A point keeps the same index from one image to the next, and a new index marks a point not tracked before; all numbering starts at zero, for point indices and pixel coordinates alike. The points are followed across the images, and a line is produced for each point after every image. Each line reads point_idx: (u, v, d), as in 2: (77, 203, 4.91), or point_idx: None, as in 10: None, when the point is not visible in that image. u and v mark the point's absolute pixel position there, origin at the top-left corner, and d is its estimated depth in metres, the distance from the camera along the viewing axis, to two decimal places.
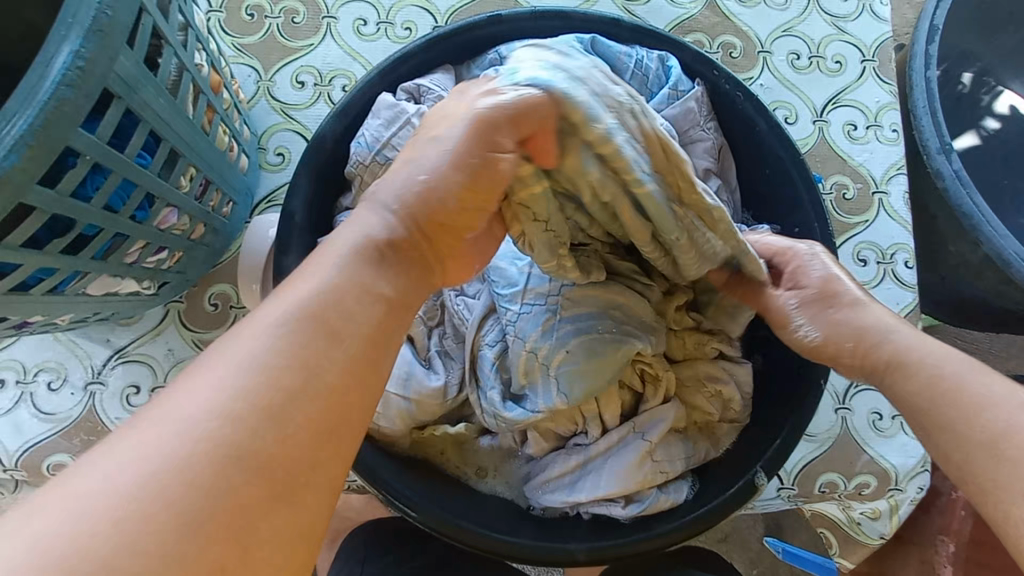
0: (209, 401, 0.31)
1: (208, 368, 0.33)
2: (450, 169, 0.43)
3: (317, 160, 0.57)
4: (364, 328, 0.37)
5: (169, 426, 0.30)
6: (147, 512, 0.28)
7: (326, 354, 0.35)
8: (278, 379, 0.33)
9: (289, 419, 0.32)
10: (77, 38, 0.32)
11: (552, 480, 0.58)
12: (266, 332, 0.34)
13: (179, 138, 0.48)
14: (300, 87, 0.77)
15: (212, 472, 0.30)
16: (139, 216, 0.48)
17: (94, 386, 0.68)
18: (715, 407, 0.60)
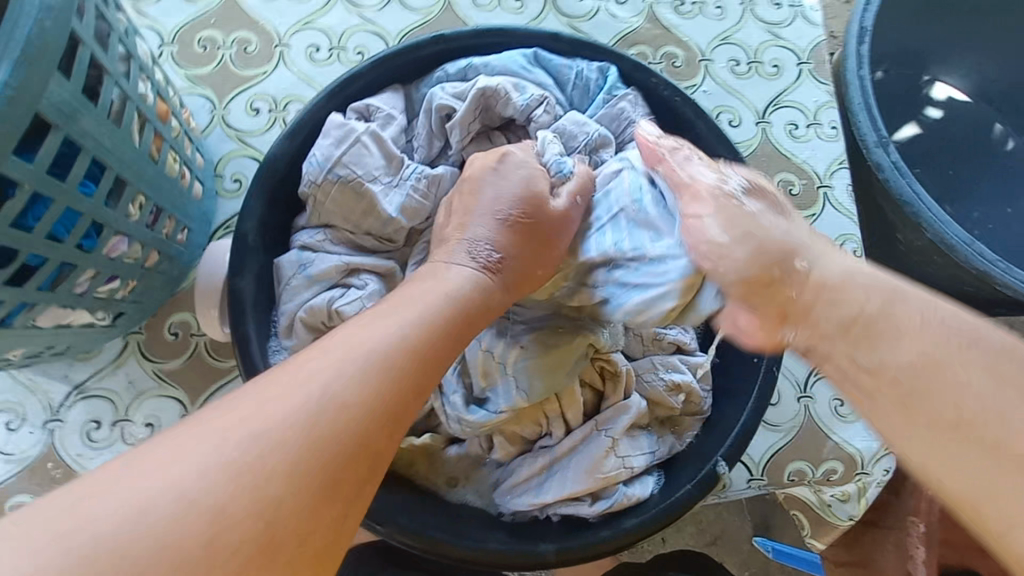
0: (254, 428, 0.31)
1: (289, 378, 0.34)
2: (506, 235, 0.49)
3: (269, 182, 0.58)
4: (402, 369, 0.37)
5: (243, 425, 0.32)
6: (206, 507, 0.29)
7: (366, 393, 0.35)
8: (342, 407, 0.34)
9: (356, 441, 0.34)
10: (8, 69, 0.33)
11: (521, 484, 0.58)
12: (361, 352, 0.36)
13: (124, 166, 0.48)
14: (255, 114, 0.78)
15: (233, 500, 0.29)
16: (87, 245, 0.48)
17: (54, 424, 0.67)
18: (676, 401, 0.61)
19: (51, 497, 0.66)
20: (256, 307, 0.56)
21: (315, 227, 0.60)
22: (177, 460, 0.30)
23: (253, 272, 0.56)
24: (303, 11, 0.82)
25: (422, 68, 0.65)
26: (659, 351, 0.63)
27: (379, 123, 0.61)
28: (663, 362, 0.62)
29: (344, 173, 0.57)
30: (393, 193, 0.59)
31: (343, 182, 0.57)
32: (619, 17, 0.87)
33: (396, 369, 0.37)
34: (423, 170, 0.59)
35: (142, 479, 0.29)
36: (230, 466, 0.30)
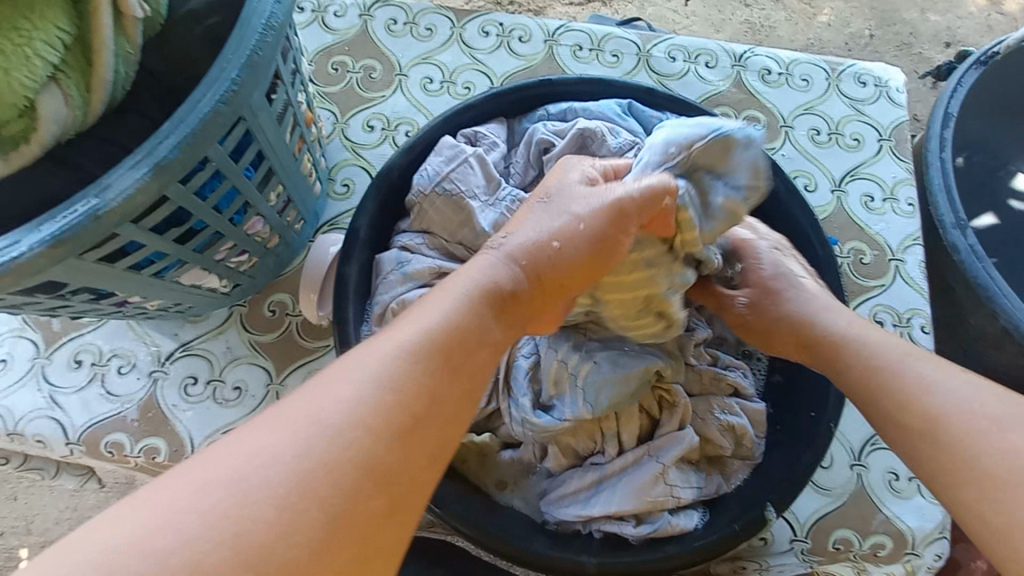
0: (329, 421, 0.36)
1: (306, 407, 0.37)
2: (579, 240, 0.50)
3: (384, 188, 0.66)
4: (460, 372, 0.42)
5: (314, 415, 0.36)
6: (284, 490, 0.34)
7: (426, 392, 0.39)
8: (398, 403, 0.38)
9: (360, 482, 0.35)
10: (235, 69, 0.40)
11: (568, 495, 0.61)
12: (361, 384, 0.38)
13: (276, 158, 0.57)
14: (370, 130, 0.89)
15: (319, 486, 0.34)
16: (236, 219, 0.57)
17: (158, 374, 0.75)
18: (728, 441, 0.63)
19: (143, 438, 0.73)
20: (358, 294, 0.63)
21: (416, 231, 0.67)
22: (231, 473, 0.34)
23: (358, 262, 0.64)
24: (425, 47, 0.93)
25: (528, 104, 0.73)
26: (717, 389, 0.65)
27: (485, 147, 0.69)
28: (721, 400, 0.64)
29: (451, 187, 0.65)
30: (488, 210, 0.66)
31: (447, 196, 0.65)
32: (707, 79, 0.93)
33: (427, 385, 0.39)
34: (519, 195, 0.66)
35: (230, 464, 0.34)
36: (305, 454, 0.35)
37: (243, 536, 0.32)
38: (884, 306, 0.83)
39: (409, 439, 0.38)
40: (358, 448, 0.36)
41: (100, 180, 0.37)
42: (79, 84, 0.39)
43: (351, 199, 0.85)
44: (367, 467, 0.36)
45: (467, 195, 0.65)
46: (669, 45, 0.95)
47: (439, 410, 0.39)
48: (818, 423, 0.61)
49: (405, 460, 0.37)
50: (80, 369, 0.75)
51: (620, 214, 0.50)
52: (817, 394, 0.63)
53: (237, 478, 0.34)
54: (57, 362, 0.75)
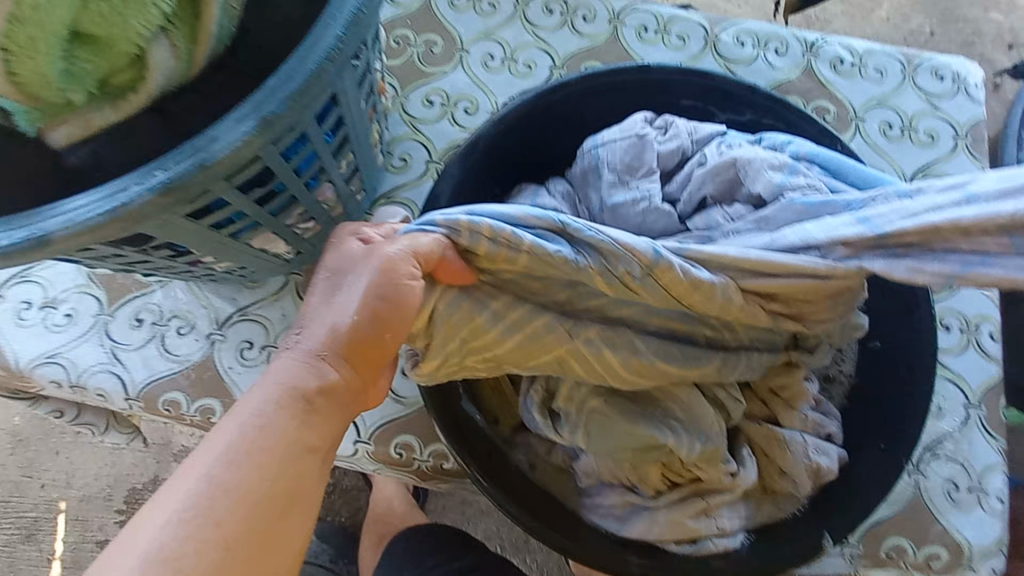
0: (157, 547, 0.42)
1: (135, 534, 0.43)
2: (360, 316, 0.49)
3: (469, 158, 0.66)
4: (280, 469, 0.46)
5: (145, 541, 0.42)
6: None
7: (244, 495, 0.45)
8: (212, 518, 0.43)
9: (216, 560, 0.43)
10: (340, 26, 0.39)
11: (607, 507, 0.60)
12: (175, 509, 0.43)
13: (351, 123, 0.57)
14: (429, 105, 0.88)
15: None
16: (310, 184, 0.57)
17: (215, 337, 0.77)
18: (801, 485, 0.58)
19: (200, 399, 0.74)
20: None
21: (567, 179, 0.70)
22: None
23: None
24: (487, 23, 0.92)
25: (618, 90, 0.71)
26: (812, 433, 0.60)
27: (669, 137, 0.66)
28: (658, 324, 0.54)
29: (600, 155, 0.66)
30: (618, 188, 0.64)
31: (594, 163, 0.66)
32: (776, 67, 0.90)
33: (243, 496, 0.45)
34: (653, 195, 0.63)
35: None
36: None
37: None
38: (952, 309, 0.79)
39: (282, 464, 0.47)
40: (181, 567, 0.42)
41: (206, 133, 0.37)
42: (185, 35, 0.40)
43: (409, 173, 0.84)
44: (227, 538, 0.44)
45: (609, 161, 0.65)
46: (738, 29, 0.91)
47: (275, 469, 0.46)
48: (887, 458, 0.58)
49: (235, 562, 0.44)
50: (141, 328, 0.77)
51: (387, 304, 0.49)
52: (891, 422, 0.59)
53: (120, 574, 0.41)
54: (120, 320, 0.77)
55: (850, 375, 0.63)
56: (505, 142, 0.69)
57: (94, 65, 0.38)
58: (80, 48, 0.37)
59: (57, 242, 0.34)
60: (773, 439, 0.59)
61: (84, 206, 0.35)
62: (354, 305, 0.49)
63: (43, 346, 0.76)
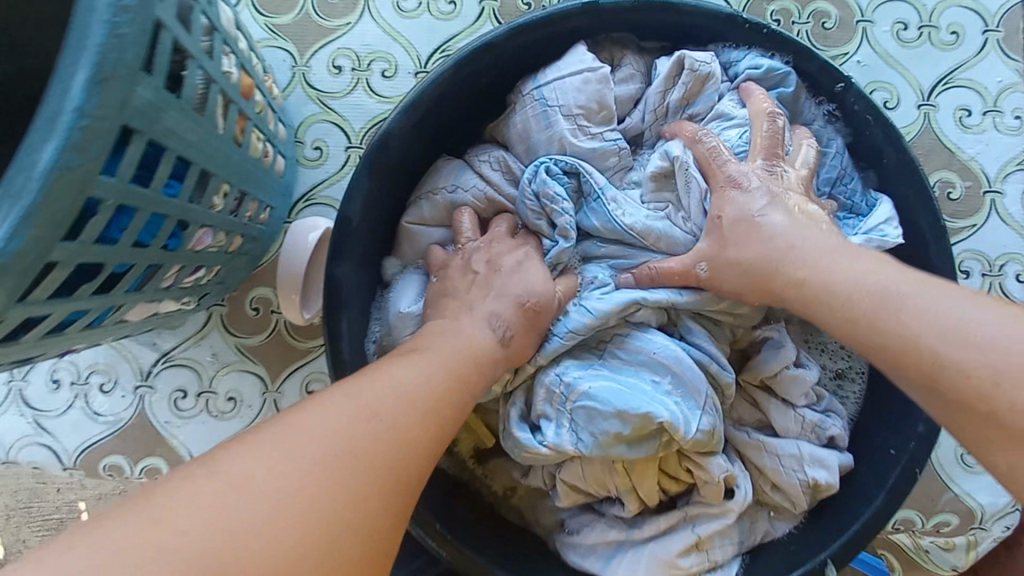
0: (253, 467, 0.35)
1: (237, 449, 0.36)
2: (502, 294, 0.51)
3: (380, 162, 0.52)
4: (401, 428, 0.40)
5: (238, 467, 0.35)
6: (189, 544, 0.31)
7: (360, 442, 0.37)
8: (319, 457, 0.36)
9: (312, 502, 0.34)
10: (77, 92, 0.28)
11: (587, 546, 0.53)
12: (286, 435, 0.37)
13: (208, 159, 0.44)
14: (337, 72, 0.71)
15: (230, 525, 0.32)
16: (172, 244, 0.45)
17: (143, 389, 0.68)
18: (804, 500, 0.51)
19: (142, 459, 0.68)
20: (354, 302, 0.53)
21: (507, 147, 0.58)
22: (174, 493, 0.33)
23: (350, 261, 0.53)
24: None
25: (561, 39, 0.55)
26: (811, 438, 0.52)
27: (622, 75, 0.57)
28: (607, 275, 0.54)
29: (546, 95, 0.54)
30: (580, 137, 0.55)
31: (543, 119, 0.55)
32: None
33: (361, 447, 0.37)
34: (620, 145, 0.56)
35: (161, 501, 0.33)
36: (220, 505, 0.33)
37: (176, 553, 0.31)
38: (974, 252, 0.69)
39: (407, 426, 0.40)
40: (281, 493, 0.34)
41: None
42: None
43: (326, 165, 0.70)
44: (326, 483, 0.35)
45: (557, 108, 0.54)
46: None
47: (405, 429, 0.40)
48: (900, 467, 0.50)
49: (330, 511, 0.35)
50: (59, 391, 0.68)
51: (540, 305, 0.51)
52: (903, 427, 0.51)
53: (214, 482, 0.34)
54: (34, 384, 0.68)
55: (862, 369, 0.56)
56: (424, 132, 0.55)
57: None
58: None
59: None
60: (762, 448, 0.52)
61: None
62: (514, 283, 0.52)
63: None
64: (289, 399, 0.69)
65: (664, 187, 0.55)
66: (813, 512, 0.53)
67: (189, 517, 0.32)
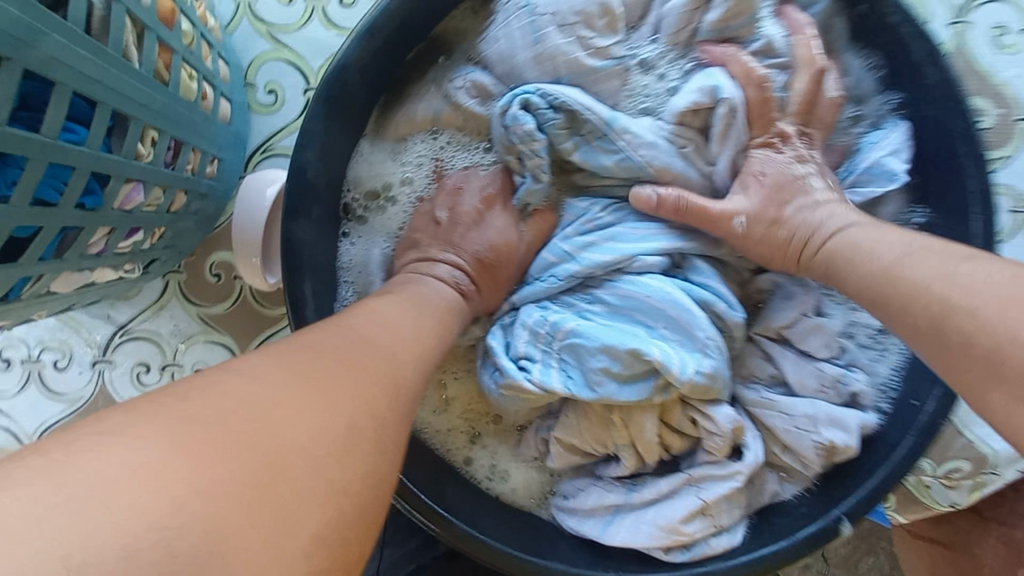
0: (261, 384, 0.30)
1: (222, 375, 0.30)
2: (473, 233, 0.50)
3: (335, 100, 0.45)
4: (406, 348, 0.38)
5: (233, 389, 0.29)
6: (203, 467, 0.25)
7: (371, 359, 0.35)
8: (338, 372, 0.33)
9: (346, 411, 0.31)
10: None
11: (585, 510, 0.48)
12: (284, 355, 0.33)
13: (122, 99, 0.37)
14: (289, 2, 0.62)
15: (256, 443, 0.27)
16: (89, 202, 0.38)
17: (101, 365, 0.63)
18: (821, 458, 0.47)
19: None
20: (315, 258, 0.47)
21: (485, 66, 0.50)
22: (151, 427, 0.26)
23: (308, 215, 0.46)
24: None
25: None
26: (830, 395, 0.48)
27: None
28: (610, 209, 0.49)
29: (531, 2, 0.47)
30: (582, 54, 0.47)
31: (531, 35, 0.47)
32: None
33: (375, 364, 0.35)
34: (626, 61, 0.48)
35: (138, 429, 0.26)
36: (238, 423, 0.28)
37: (190, 484, 0.25)
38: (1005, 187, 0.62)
39: (412, 347, 0.39)
40: (309, 400, 0.30)
41: None
42: None
43: (283, 112, 0.63)
44: (352, 393, 0.32)
45: (549, 18, 0.47)
46: None
47: (404, 351, 0.38)
48: (923, 420, 0.45)
49: (359, 425, 0.31)
50: (11, 370, 0.63)
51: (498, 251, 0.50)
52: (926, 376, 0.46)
53: (211, 406, 0.28)
54: None
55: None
56: (389, 59, 0.47)
57: None
58: None
59: None
60: (771, 406, 0.48)
61: None
62: (475, 226, 0.50)
63: None
64: None
65: (691, 125, 0.48)
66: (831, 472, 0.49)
67: (185, 437, 0.26)
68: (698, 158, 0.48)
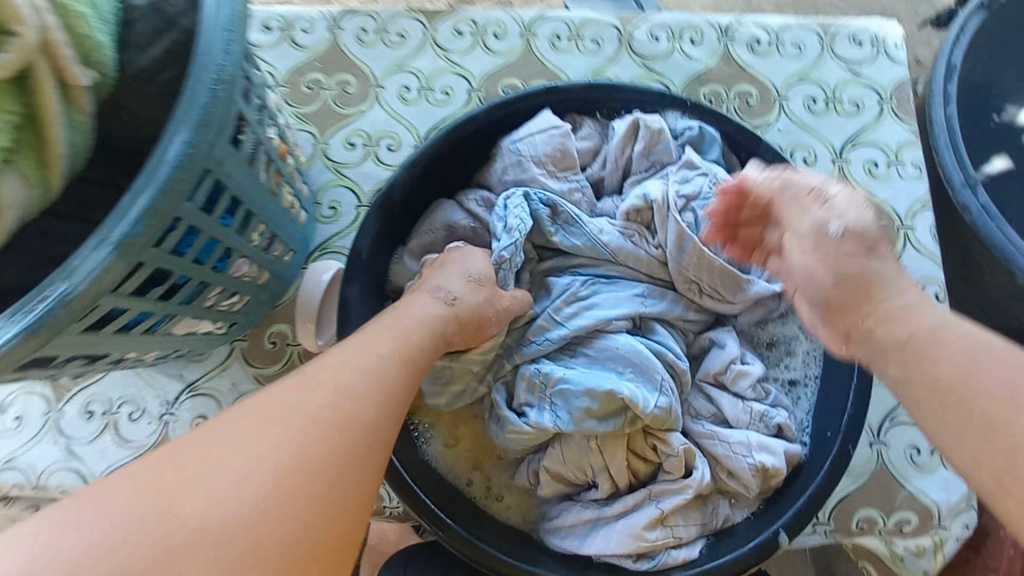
0: (261, 428, 0.41)
1: (237, 418, 0.42)
2: (465, 283, 0.59)
3: (387, 207, 0.66)
4: (384, 377, 0.48)
5: (246, 432, 0.41)
6: (225, 494, 0.38)
7: (353, 390, 0.45)
8: (322, 409, 0.43)
9: (329, 441, 0.42)
10: (189, 131, 0.42)
11: (566, 527, 0.59)
12: (280, 396, 0.43)
13: (253, 201, 0.57)
14: (351, 147, 0.87)
15: (261, 474, 0.39)
16: (219, 266, 0.56)
17: (167, 417, 0.76)
18: (756, 480, 0.58)
19: None
20: (361, 316, 0.64)
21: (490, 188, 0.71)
22: (189, 466, 0.38)
23: (360, 283, 0.64)
24: (398, 55, 0.90)
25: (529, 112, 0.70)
26: (760, 427, 0.60)
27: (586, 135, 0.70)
28: (589, 282, 0.65)
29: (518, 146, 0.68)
30: (551, 180, 0.68)
31: (520, 166, 0.68)
32: (694, 57, 0.89)
33: (357, 393, 0.45)
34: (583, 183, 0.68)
35: (187, 468, 0.38)
36: (248, 464, 0.39)
37: (216, 506, 0.37)
38: None
39: (392, 377, 0.48)
40: (297, 436, 0.41)
41: (66, 263, 0.39)
42: (35, 162, 0.39)
43: (339, 222, 0.84)
44: (333, 425, 0.43)
45: (530, 158, 0.68)
46: (651, 24, 0.91)
47: (386, 381, 0.48)
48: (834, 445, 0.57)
49: (341, 447, 0.42)
50: (92, 420, 0.76)
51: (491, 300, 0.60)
52: (836, 411, 0.59)
53: (229, 447, 0.40)
54: (70, 414, 0.76)
55: (814, 374, 0.63)
56: (423, 181, 0.68)
57: None
58: None
59: None
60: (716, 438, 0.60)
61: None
62: (465, 276, 0.60)
63: None
64: None
65: (636, 220, 0.66)
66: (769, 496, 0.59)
67: (213, 469, 0.38)
68: (648, 243, 0.66)
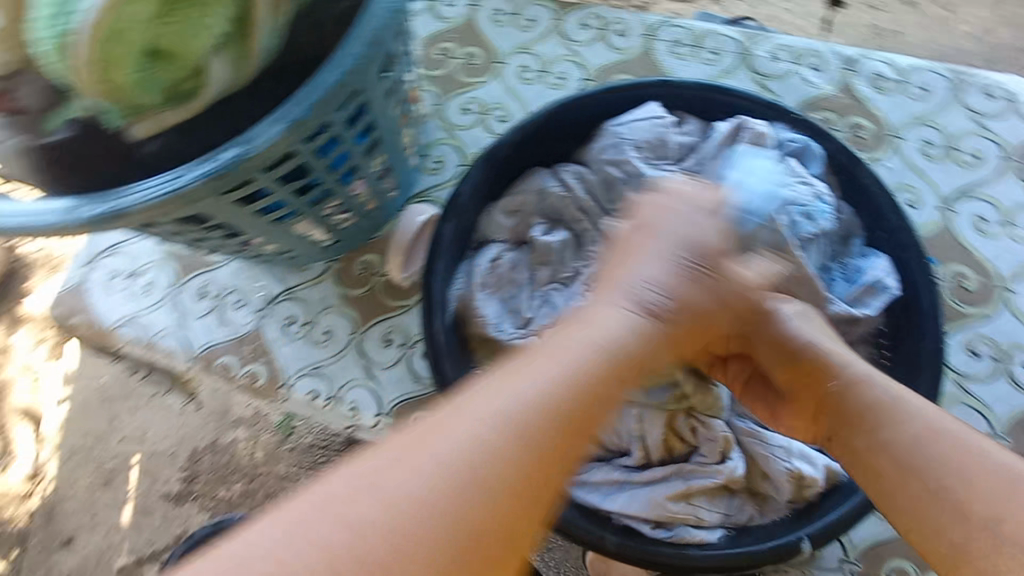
0: (461, 440, 0.36)
1: (443, 423, 0.38)
2: (681, 282, 0.51)
3: (492, 161, 0.72)
4: (587, 389, 0.42)
5: (437, 443, 0.36)
6: (415, 510, 0.34)
7: (545, 400, 0.39)
8: (511, 423, 0.38)
9: (525, 465, 0.37)
10: (357, 50, 0.51)
11: (593, 483, 0.61)
12: (501, 401, 0.39)
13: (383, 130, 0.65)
14: (466, 112, 0.95)
15: (453, 487, 0.35)
16: (344, 180, 0.65)
17: (263, 312, 0.87)
18: (790, 485, 0.59)
19: (249, 364, 0.85)
20: (449, 252, 0.70)
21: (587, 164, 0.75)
22: (380, 477, 0.35)
23: (454, 222, 0.70)
24: (525, 37, 0.97)
25: (638, 101, 0.75)
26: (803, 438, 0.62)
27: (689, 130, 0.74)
28: None
29: (621, 129, 0.73)
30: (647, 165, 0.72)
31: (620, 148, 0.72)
32: (812, 82, 0.90)
33: (558, 411, 0.39)
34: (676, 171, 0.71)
35: (383, 477, 0.35)
36: (435, 480, 0.35)
37: (404, 518, 0.34)
38: (985, 336, 0.77)
39: (589, 390, 0.41)
40: (507, 452, 0.37)
41: (246, 133, 0.48)
42: (238, 53, 0.50)
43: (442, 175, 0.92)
44: (527, 443, 0.38)
45: (630, 143, 0.72)
46: (774, 44, 0.92)
47: (583, 398, 0.41)
48: None
49: (531, 467, 0.37)
50: (203, 300, 0.88)
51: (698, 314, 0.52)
52: None
53: (422, 457, 0.36)
54: (188, 291, 0.89)
55: None
56: (529, 145, 0.75)
57: (164, 75, 0.49)
58: (155, 63, 0.48)
59: (132, 215, 0.47)
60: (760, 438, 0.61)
61: (193, 172, 0.47)
62: (664, 270, 0.51)
63: (126, 309, 0.89)
64: (371, 342, 0.85)
65: None
66: (803, 507, 0.59)
67: (410, 478, 0.35)
68: None
